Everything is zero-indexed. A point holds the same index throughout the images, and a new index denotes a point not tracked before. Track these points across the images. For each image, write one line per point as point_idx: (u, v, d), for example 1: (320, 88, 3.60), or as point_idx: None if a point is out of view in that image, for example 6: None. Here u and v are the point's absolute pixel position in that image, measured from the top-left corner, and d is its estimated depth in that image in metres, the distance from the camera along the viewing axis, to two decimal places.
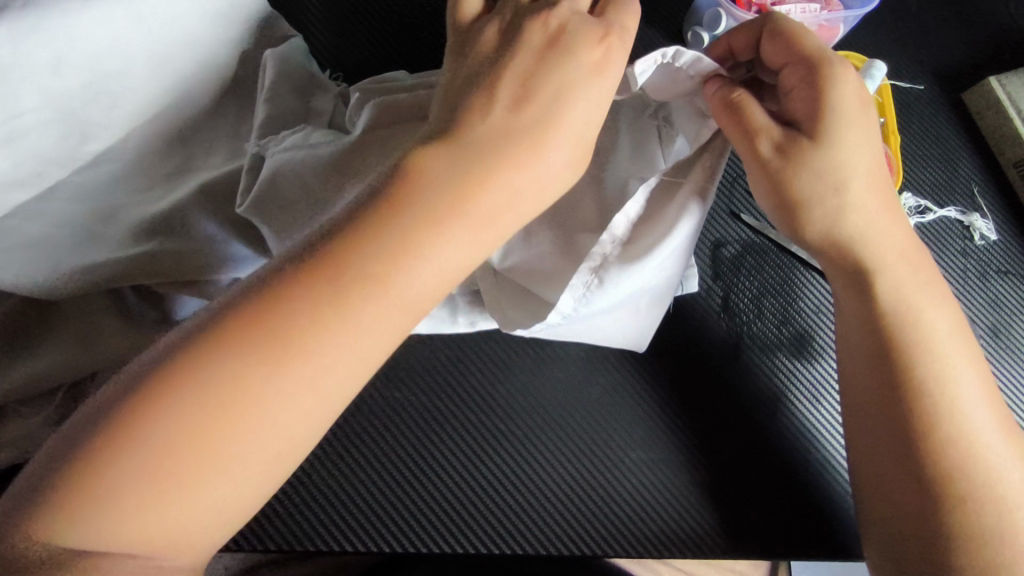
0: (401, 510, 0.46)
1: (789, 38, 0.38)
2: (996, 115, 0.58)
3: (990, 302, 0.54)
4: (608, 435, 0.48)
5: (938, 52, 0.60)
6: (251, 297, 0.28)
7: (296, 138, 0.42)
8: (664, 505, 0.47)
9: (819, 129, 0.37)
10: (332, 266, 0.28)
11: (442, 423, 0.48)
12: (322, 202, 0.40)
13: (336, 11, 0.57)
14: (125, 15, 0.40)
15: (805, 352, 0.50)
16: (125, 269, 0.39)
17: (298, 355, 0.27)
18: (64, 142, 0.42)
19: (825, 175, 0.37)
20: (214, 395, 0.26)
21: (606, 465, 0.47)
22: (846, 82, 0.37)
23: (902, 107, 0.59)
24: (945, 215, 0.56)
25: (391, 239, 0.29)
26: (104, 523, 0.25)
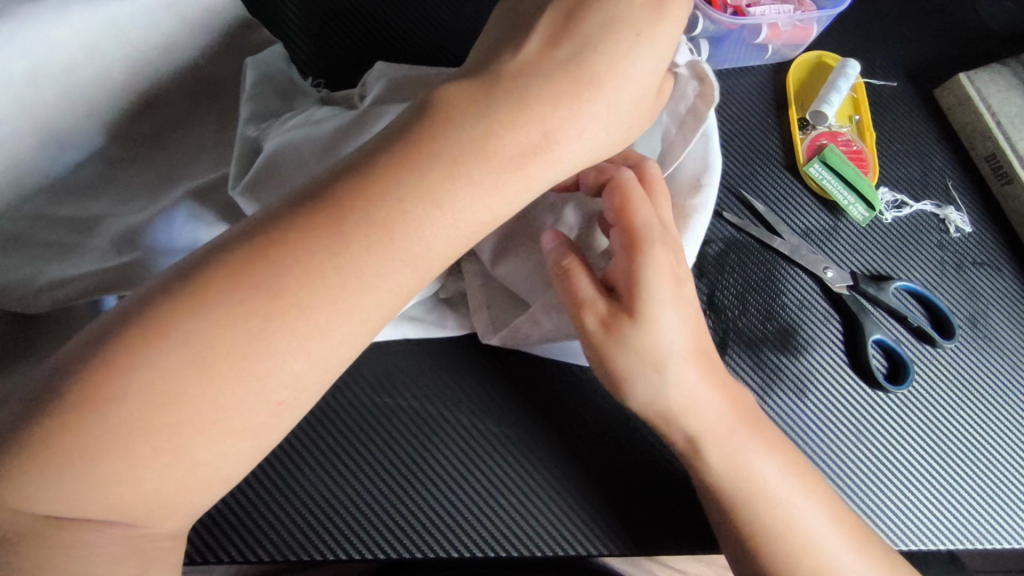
0: (373, 517, 0.44)
1: (621, 204, 0.37)
2: (966, 111, 0.59)
3: (968, 292, 0.56)
4: (586, 436, 0.47)
5: (910, 51, 0.62)
6: (232, 265, 0.27)
7: (300, 118, 0.42)
8: (647, 506, 0.45)
9: (638, 305, 0.36)
10: (324, 244, 0.27)
11: (434, 427, 0.46)
12: (307, 169, 0.39)
13: (315, 19, 0.57)
14: (103, 24, 0.41)
15: (790, 345, 0.53)
16: (97, 283, 0.39)
17: (263, 351, 0.27)
18: (44, 152, 0.42)
19: (643, 354, 0.37)
20: (185, 381, 0.25)
21: (585, 466, 0.46)
22: (667, 259, 0.36)
23: (877, 105, 0.60)
24: (921, 209, 0.57)
25: (385, 218, 0.28)
26: (79, 511, 0.25)
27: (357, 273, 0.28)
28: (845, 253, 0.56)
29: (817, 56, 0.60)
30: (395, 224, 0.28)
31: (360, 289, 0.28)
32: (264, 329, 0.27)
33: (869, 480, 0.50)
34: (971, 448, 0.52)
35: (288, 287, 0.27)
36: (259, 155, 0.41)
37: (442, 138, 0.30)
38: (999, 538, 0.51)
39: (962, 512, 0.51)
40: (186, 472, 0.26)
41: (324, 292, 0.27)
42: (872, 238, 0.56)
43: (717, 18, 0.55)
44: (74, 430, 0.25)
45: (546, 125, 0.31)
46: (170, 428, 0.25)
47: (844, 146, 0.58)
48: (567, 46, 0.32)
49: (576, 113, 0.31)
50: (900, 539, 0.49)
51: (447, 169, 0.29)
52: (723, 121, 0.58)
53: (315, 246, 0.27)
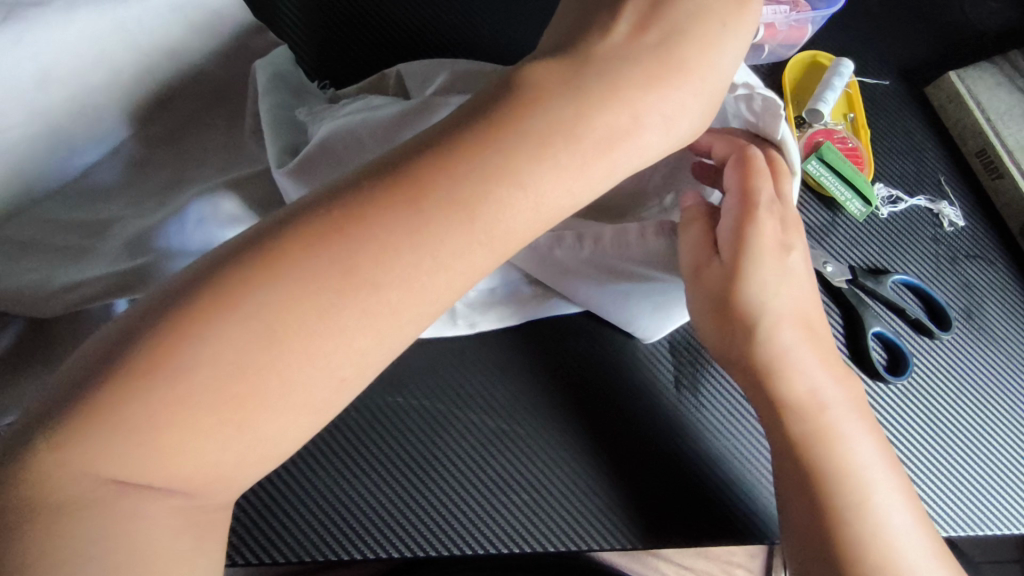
0: (386, 517, 0.44)
1: (746, 171, 0.38)
2: (957, 108, 0.61)
3: (962, 285, 0.57)
4: (594, 432, 0.47)
5: (901, 51, 0.63)
6: (300, 241, 0.26)
7: (358, 106, 0.43)
8: (653, 499, 0.46)
9: (740, 267, 0.38)
10: (402, 219, 0.27)
11: (445, 426, 0.47)
12: (364, 151, 0.40)
13: (317, 21, 0.57)
14: (110, 28, 0.41)
15: None
16: (109, 287, 0.39)
17: (333, 326, 0.26)
18: (53, 155, 0.42)
19: (741, 311, 0.39)
20: (251, 354, 0.25)
21: (594, 461, 0.47)
22: (771, 229, 0.38)
23: (870, 103, 0.62)
24: (915, 204, 0.59)
25: (470, 196, 0.27)
26: (110, 516, 0.24)
27: (434, 252, 0.27)
28: (844, 248, 0.57)
29: (811, 56, 0.61)
30: (477, 204, 0.27)
31: (434, 269, 0.27)
32: (335, 304, 0.26)
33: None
34: (970, 436, 0.53)
35: (362, 263, 0.26)
36: (310, 142, 0.42)
37: (529, 124, 0.28)
38: (999, 523, 0.52)
39: (963, 499, 0.52)
40: (239, 460, 0.26)
41: (396, 270, 0.27)
42: (869, 233, 0.57)
43: None
44: (102, 420, 0.24)
45: (632, 104, 0.30)
46: (229, 403, 0.25)
47: (841, 142, 0.59)
48: (656, 31, 0.31)
49: (663, 95, 0.30)
50: None
51: (520, 144, 0.28)
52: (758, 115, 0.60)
53: (388, 220, 0.26)
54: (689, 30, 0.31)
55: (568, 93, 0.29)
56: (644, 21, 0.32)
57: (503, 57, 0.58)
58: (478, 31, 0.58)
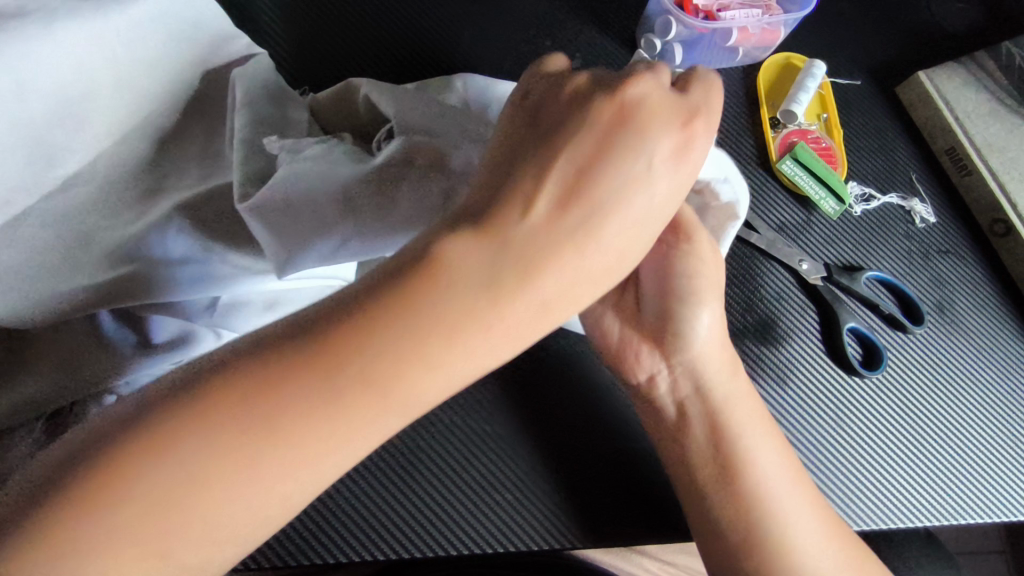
0: (358, 519, 0.46)
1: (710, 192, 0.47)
2: (926, 106, 0.62)
3: (934, 280, 0.58)
4: (560, 434, 0.50)
5: (871, 51, 0.65)
6: (229, 393, 0.26)
7: (319, 153, 0.38)
8: (608, 500, 0.49)
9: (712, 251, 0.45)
10: (316, 389, 0.26)
11: (428, 430, 0.49)
12: (321, 227, 0.36)
13: (295, 28, 0.58)
14: (90, 39, 0.41)
15: (769, 337, 0.55)
16: (97, 297, 0.40)
17: (245, 482, 0.26)
18: (31, 168, 0.41)
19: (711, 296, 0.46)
20: (182, 491, 0.26)
21: (557, 462, 0.49)
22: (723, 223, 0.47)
23: (843, 103, 0.63)
24: (887, 201, 0.60)
25: (378, 377, 0.27)
26: (96, 531, 0.25)
27: (338, 423, 0.27)
28: (818, 245, 0.58)
29: (784, 57, 0.63)
30: (390, 382, 0.27)
31: (348, 432, 0.27)
32: (251, 459, 0.26)
33: (836, 463, 0.52)
34: (936, 429, 0.55)
35: (278, 425, 0.26)
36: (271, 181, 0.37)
37: (433, 295, 0.27)
38: (957, 514, 0.53)
39: (927, 493, 0.53)
40: (190, 534, 0.26)
41: (310, 436, 0.26)
42: (842, 231, 0.59)
43: (689, 23, 0.57)
44: None
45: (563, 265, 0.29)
46: (204, 418, 0.26)
47: (814, 143, 0.60)
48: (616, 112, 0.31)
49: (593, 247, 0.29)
50: (856, 520, 0.51)
51: (420, 329, 0.27)
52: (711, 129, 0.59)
53: (303, 391, 0.26)
54: (612, 179, 0.30)
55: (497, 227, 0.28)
56: (567, 160, 0.30)
57: (479, 61, 0.59)
58: (456, 36, 0.60)
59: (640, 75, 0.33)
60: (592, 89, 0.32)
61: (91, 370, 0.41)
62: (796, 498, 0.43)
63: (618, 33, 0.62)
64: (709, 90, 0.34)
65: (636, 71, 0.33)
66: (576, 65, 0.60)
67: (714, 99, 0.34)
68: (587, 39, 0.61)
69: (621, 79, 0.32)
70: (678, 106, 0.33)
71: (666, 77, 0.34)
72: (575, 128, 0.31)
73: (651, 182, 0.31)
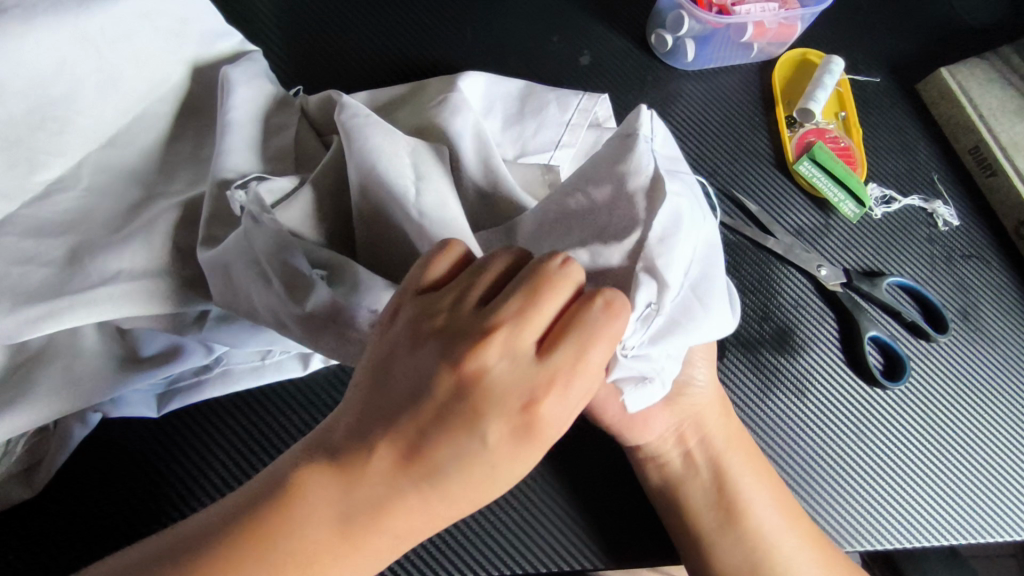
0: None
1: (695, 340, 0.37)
2: (948, 104, 0.59)
3: (958, 285, 0.56)
4: (573, 452, 0.47)
5: (892, 47, 0.62)
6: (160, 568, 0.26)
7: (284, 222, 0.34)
8: (621, 522, 0.46)
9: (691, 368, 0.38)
10: None
11: None
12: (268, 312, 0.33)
13: (292, 25, 0.56)
14: (71, 36, 0.39)
15: (787, 346, 0.52)
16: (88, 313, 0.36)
17: None
18: (10, 173, 0.39)
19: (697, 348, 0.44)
20: None
21: (568, 484, 0.47)
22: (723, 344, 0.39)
23: (862, 101, 0.60)
24: (909, 204, 0.57)
25: None
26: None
27: None
28: (837, 250, 0.56)
29: (801, 53, 0.60)
30: None
31: None
32: None
33: (851, 479, 0.50)
34: (959, 443, 0.52)
35: None
36: (235, 241, 0.34)
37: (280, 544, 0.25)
38: (980, 533, 0.50)
39: (945, 510, 0.50)
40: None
41: None
42: (862, 235, 0.56)
43: (700, 17, 0.55)
44: None
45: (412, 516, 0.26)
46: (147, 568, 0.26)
47: (832, 143, 0.58)
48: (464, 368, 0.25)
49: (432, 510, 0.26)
50: (874, 540, 0.49)
51: (271, 573, 0.25)
52: (690, 154, 0.57)
53: None
54: (441, 464, 0.25)
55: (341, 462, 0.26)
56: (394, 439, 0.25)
57: (482, 60, 0.57)
58: (458, 33, 0.57)
59: (491, 336, 0.25)
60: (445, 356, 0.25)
61: (76, 388, 0.39)
62: (785, 521, 0.43)
63: (629, 28, 0.59)
64: (584, 346, 0.25)
65: (491, 329, 0.25)
66: (585, 63, 0.58)
67: (592, 353, 0.25)
68: (596, 35, 0.59)
69: (471, 340, 0.25)
70: (532, 380, 0.25)
71: (532, 333, 0.25)
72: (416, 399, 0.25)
73: (487, 460, 0.25)
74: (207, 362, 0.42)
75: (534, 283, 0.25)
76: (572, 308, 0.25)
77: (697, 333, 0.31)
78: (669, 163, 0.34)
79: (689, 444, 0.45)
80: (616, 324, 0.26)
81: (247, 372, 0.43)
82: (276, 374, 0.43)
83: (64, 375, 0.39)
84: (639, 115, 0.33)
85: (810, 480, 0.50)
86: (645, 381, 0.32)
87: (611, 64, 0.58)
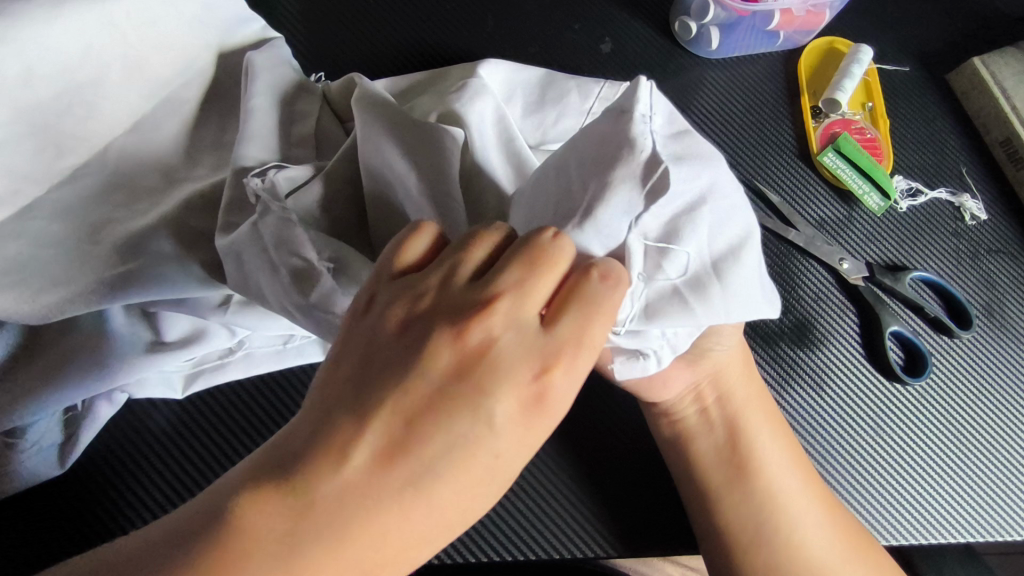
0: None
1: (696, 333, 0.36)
2: (979, 94, 0.58)
3: (984, 280, 0.55)
4: (581, 445, 0.48)
5: (921, 35, 0.60)
6: None
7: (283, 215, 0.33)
8: (632, 512, 0.47)
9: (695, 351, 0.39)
10: None
11: None
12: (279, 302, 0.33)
13: (313, 11, 0.56)
14: (98, 21, 0.39)
15: (807, 339, 0.52)
16: (116, 296, 0.38)
17: None
18: (39, 158, 0.39)
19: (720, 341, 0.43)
20: None
21: (578, 472, 0.47)
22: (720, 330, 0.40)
23: (890, 90, 0.59)
24: (936, 197, 0.56)
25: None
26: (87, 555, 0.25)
27: None
28: (861, 243, 0.55)
29: (827, 42, 0.59)
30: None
31: None
32: None
33: (868, 471, 0.50)
34: (978, 440, 0.51)
35: None
36: (242, 230, 0.35)
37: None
38: (1001, 530, 0.50)
39: (964, 507, 0.50)
40: None
41: None
42: (887, 228, 0.55)
43: (727, 4, 0.55)
44: None
45: (398, 531, 0.23)
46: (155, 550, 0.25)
47: (858, 133, 0.57)
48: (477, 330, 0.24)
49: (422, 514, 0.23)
50: (893, 535, 0.49)
51: None
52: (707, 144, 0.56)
53: None
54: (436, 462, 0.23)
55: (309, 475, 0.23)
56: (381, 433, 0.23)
57: (502, 47, 0.56)
58: (480, 20, 0.57)
59: (494, 306, 0.24)
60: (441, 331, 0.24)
61: (99, 371, 0.40)
62: (806, 510, 0.43)
63: (652, 16, 0.58)
64: (589, 318, 0.25)
65: (492, 300, 0.25)
66: (606, 50, 0.57)
67: (592, 330, 0.25)
68: (619, 21, 0.58)
69: (469, 313, 0.24)
70: (540, 351, 0.25)
71: (535, 305, 0.25)
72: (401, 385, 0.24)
73: (491, 441, 0.24)
74: (230, 345, 0.43)
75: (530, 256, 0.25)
76: (570, 283, 0.26)
77: (696, 313, 0.30)
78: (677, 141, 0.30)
79: (705, 399, 0.45)
80: (618, 301, 0.26)
81: (269, 355, 0.45)
82: (297, 358, 0.45)
83: (88, 356, 0.40)
84: (637, 86, 0.30)
85: (825, 473, 0.49)
86: (638, 355, 0.33)
87: (632, 51, 0.58)
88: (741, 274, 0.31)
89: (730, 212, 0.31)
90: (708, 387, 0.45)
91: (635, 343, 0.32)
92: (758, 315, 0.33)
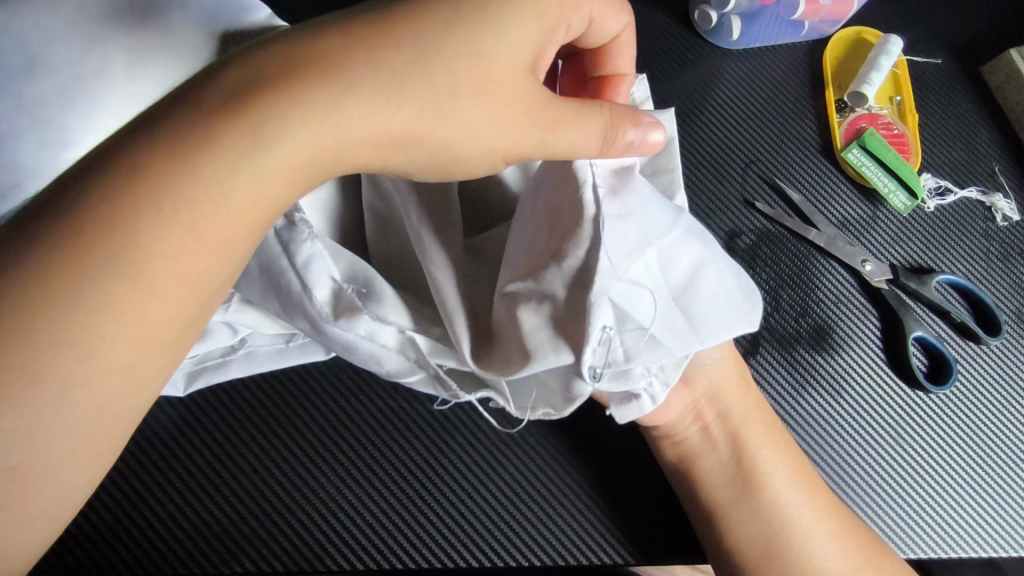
0: (357, 524, 0.45)
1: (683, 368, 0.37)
2: (1016, 88, 0.55)
3: (1015, 285, 0.52)
4: (590, 449, 0.46)
5: (956, 26, 0.57)
6: None
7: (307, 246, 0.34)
8: (638, 519, 0.45)
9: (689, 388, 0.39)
10: None
11: (441, 451, 0.46)
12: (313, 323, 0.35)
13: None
14: None
15: (826, 344, 0.50)
16: None
17: None
18: None
19: None
20: None
21: (586, 477, 0.46)
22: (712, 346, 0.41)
23: (919, 84, 0.56)
24: (966, 196, 0.54)
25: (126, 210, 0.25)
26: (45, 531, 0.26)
27: None
28: (884, 245, 0.53)
29: (856, 32, 0.57)
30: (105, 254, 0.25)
31: None
32: None
33: (887, 481, 0.48)
34: (1006, 452, 0.49)
35: None
36: (269, 260, 0.35)
37: (53, 334, 0.25)
38: None
39: (989, 519, 0.48)
40: None
41: None
42: (913, 228, 0.53)
43: None
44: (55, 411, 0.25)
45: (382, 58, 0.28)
46: None
47: (886, 129, 0.54)
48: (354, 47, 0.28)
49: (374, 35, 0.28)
50: (912, 548, 0.47)
51: None
52: (723, 140, 0.54)
53: None
54: (444, 127, 0.30)
55: (97, 220, 0.25)
56: (307, 134, 0.27)
57: None
58: None
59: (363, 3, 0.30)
60: (375, 127, 0.29)
61: None
62: (819, 522, 0.41)
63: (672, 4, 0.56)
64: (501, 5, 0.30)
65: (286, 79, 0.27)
66: None
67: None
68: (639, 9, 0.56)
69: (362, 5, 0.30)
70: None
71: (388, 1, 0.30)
72: (339, 53, 0.28)
73: None
74: (232, 343, 0.44)
75: (522, 81, 0.31)
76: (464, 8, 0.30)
77: (671, 349, 0.34)
78: (615, 178, 0.35)
79: (709, 410, 0.43)
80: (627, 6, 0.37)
81: (269, 355, 0.45)
82: (299, 357, 0.45)
83: None
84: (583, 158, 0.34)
85: (840, 484, 0.48)
86: (631, 398, 0.37)
87: (650, 39, 0.56)
88: (702, 303, 0.35)
89: (677, 245, 0.34)
90: (711, 397, 0.43)
91: (622, 386, 0.35)
92: (735, 328, 0.35)
